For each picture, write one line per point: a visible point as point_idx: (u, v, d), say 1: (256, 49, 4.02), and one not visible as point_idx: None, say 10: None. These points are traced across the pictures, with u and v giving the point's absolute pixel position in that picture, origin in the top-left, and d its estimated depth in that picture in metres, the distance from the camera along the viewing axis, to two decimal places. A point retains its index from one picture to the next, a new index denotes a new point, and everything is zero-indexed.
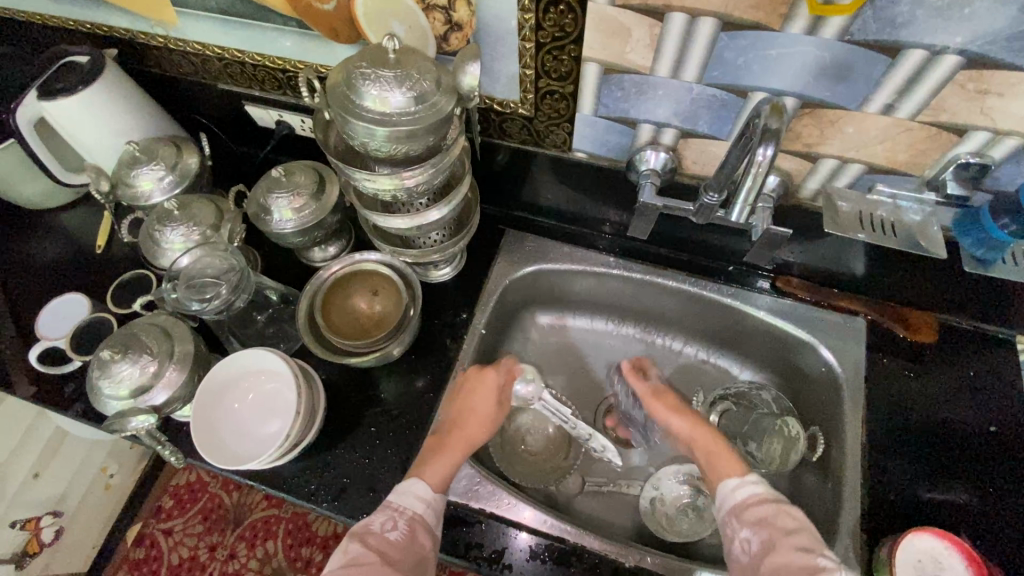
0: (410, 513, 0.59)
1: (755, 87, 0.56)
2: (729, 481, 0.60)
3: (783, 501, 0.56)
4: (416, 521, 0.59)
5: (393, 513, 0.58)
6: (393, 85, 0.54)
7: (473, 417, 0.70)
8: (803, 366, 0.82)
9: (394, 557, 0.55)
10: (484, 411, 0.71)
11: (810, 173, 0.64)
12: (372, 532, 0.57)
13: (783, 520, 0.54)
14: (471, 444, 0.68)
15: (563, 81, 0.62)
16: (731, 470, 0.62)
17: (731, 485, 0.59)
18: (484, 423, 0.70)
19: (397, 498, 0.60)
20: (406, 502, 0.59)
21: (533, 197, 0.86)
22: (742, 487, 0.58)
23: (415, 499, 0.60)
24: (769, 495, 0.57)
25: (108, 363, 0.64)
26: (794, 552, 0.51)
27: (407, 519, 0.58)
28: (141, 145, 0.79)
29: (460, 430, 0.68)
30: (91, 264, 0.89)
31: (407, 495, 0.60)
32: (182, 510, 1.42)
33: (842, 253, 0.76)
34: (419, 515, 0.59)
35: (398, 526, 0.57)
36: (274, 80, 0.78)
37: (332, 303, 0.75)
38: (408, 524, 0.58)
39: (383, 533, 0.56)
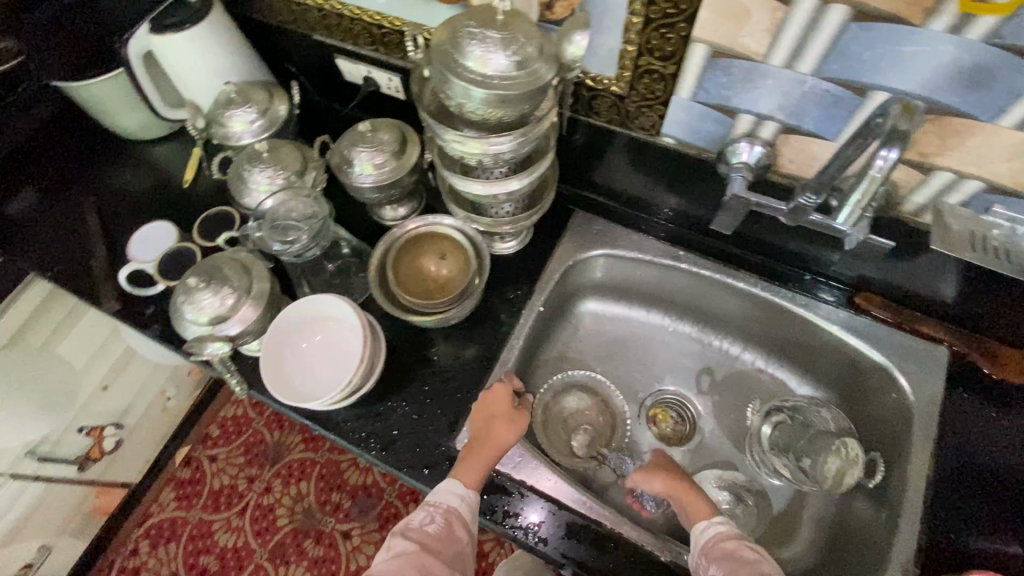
0: (446, 507, 0.62)
1: (876, 85, 0.53)
2: (698, 523, 0.64)
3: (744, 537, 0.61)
4: (453, 516, 0.62)
5: (430, 508, 0.63)
6: (498, 47, 0.53)
7: (496, 422, 0.69)
8: (872, 391, 0.78)
9: (434, 547, 0.60)
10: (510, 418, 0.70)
11: (919, 185, 0.60)
12: (412, 526, 0.62)
13: (745, 552, 0.59)
14: (496, 448, 0.67)
15: (665, 61, 0.60)
16: (699, 510, 0.65)
17: (700, 526, 0.63)
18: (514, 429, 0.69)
19: (434, 496, 0.64)
20: (442, 497, 0.63)
21: (608, 181, 0.84)
22: (706, 528, 0.63)
23: (450, 494, 0.63)
24: (733, 532, 0.62)
25: (193, 290, 0.67)
26: None
27: (443, 512, 0.62)
28: (237, 87, 0.82)
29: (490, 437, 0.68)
30: (179, 197, 0.94)
31: (441, 492, 0.64)
32: (227, 440, 1.51)
33: (934, 275, 0.72)
34: (454, 508, 0.62)
35: (435, 519, 0.62)
36: (369, 36, 0.79)
37: (402, 261, 0.77)
38: (444, 517, 0.62)
39: (422, 526, 0.61)
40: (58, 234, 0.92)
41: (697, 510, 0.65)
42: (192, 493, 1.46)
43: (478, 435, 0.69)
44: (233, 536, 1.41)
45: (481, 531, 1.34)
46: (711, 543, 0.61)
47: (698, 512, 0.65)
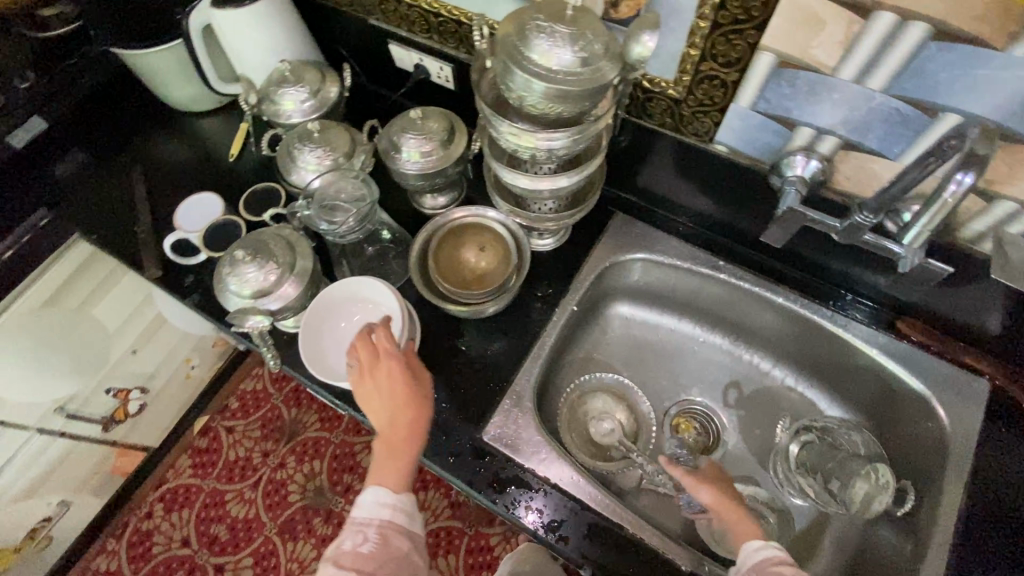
0: (379, 523, 0.59)
1: (948, 107, 0.52)
2: (749, 542, 0.59)
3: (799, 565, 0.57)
4: (389, 529, 0.59)
5: (360, 527, 0.59)
6: (566, 42, 0.53)
7: (394, 407, 0.62)
8: (907, 419, 0.77)
9: (370, 567, 0.56)
10: (407, 397, 0.62)
11: (979, 213, 0.59)
12: (344, 549, 0.58)
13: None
14: (409, 440, 0.62)
15: (728, 67, 0.59)
16: (750, 532, 0.61)
17: (752, 545, 0.59)
18: (416, 403, 0.63)
19: (364, 512, 0.60)
20: (372, 513, 0.60)
21: (652, 185, 0.84)
22: (761, 548, 0.58)
23: (378, 508, 0.60)
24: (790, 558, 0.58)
25: (239, 263, 0.69)
26: None
27: (376, 528, 0.59)
28: (291, 66, 0.83)
29: (399, 426, 0.62)
30: (223, 170, 0.95)
31: (369, 508, 0.60)
32: (245, 413, 1.53)
33: (982, 305, 0.70)
34: (387, 520, 0.60)
35: (368, 538, 0.58)
36: (425, 24, 0.79)
37: (444, 250, 0.78)
38: (379, 533, 0.59)
39: (355, 548, 0.58)
40: (105, 198, 0.94)
41: (746, 532, 0.61)
42: (208, 463, 1.48)
43: (387, 429, 0.62)
44: (245, 507, 1.43)
45: (489, 525, 1.34)
46: (765, 566, 0.57)
47: (748, 534, 0.61)
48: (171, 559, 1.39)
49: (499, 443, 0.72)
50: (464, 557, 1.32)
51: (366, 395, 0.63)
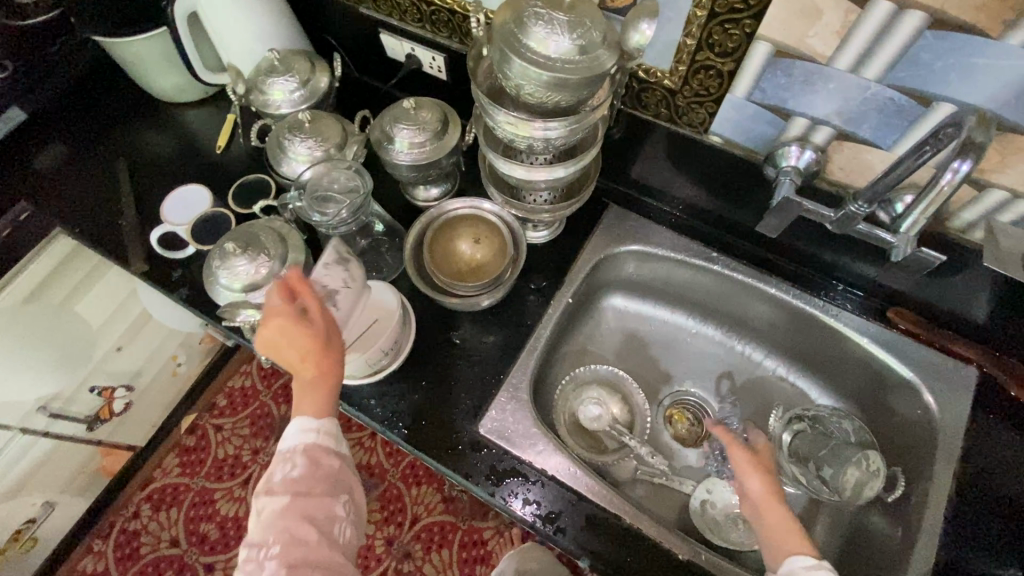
0: (304, 448, 0.55)
1: (942, 96, 0.53)
2: (796, 555, 0.52)
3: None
4: (315, 451, 0.55)
5: (287, 455, 0.55)
6: (563, 30, 0.53)
7: (300, 347, 0.55)
8: (895, 407, 0.78)
9: (305, 490, 0.53)
10: (319, 323, 0.56)
11: (971, 202, 0.59)
12: (274, 481, 0.54)
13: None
14: (328, 370, 0.56)
15: (725, 57, 0.59)
16: (794, 543, 0.53)
17: (802, 563, 0.52)
18: (329, 330, 0.56)
19: (286, 443, 0.55)
20: (295, 441, 0.55)
21: (646, 176, 0.83)
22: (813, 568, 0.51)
23: (301, 434, 0.55)
24: None
25: (229, 256, 0.67)
26: None
27: (303, 453, 0.55)
28: (280, 55, 0.82)
29: (308, 362, 0.55)
30: (210, 162, 0.93)
31: (292, 438, 0.55)
32: (233, 410, 1.51)
33: (968, 294, 0.72)
34: (315, 445, 0.55)
35: (296, 462, 0.54)
36: (417, 13, 0.78)
37: (438, 241, 0.76)
38: (305, 456, 0.54)
39: (285, 476, 0.54)
40: (88, 192, 0.92)
41: (794, 543, 0.53)
42: (197, 461, 1.46)
43: (298, 364, 0.55)
44: (235, 506, 1.41)
45: (482, 519, 1.34)
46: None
47: (792, 543, 0.53)
48: (160, 559, 1.37)
49: (496, 436, 0.72)
50: (457, 551, 1.32)
51: (266, 338, 0.55)
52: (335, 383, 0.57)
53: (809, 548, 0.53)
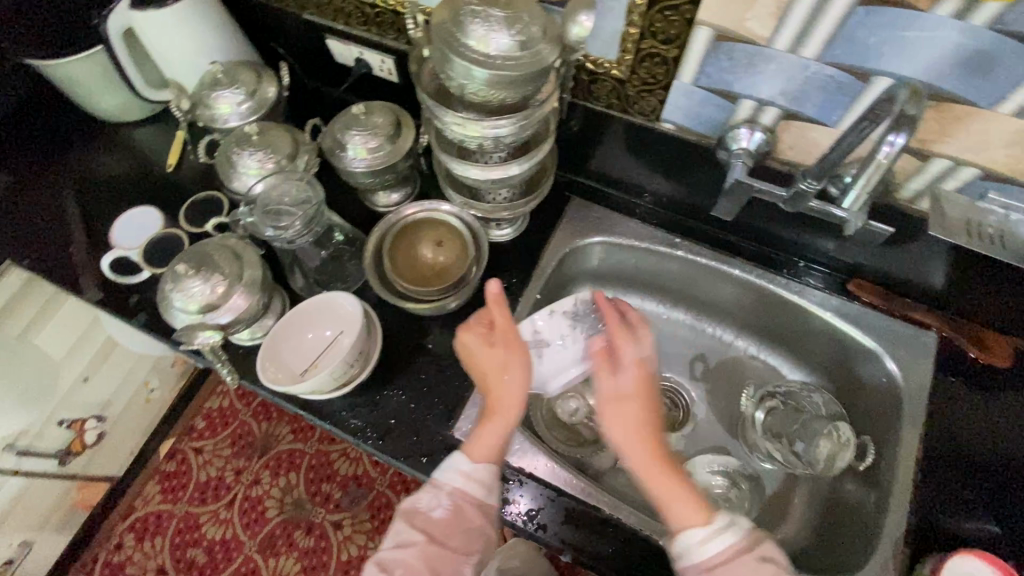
0: (451, 489, 0.60)
1: (880, 71, 0.53)
2: (691, 531, 0.54)
3: (755, 545, 0.53)
4: (460, 498, 0.60)
5: (436, 489, 0.61)
6: (501, 26, 0.52)
7: (484, 373, 0.65)
8: (862, 377, 0.79)
9: (439, 535, 0.58)
10: (509, 360, 0.64)
11: (916, 172, 0.60)
12: (419, 511, 0.60)
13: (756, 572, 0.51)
14: (507, 412, 0.63)
15: (668, 44, 0.60)
16: (681, 512, 0.55)
17: (697, 537, 0.53)
18: (511, 379, 0.64)
19: (439, 476, 0.62)
20: (447, 477, 0.61)
21: (605, 167, 0.83)
22: (711, 539, 0.53)
23: (456, 475, 0.61)
24: (740, 544, 0.53)
25: (182, 278, 0.66)
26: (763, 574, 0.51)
27: (447, 494, 0.60)
28: (224, 68, 0.79)
29: (494, 394, 0.64)
30: (161, 181, 0.90)
31: (449, 473, 0.61)
32: (213, 432, 1.47)
33: (923, 261, 0.73)
34: (459, 488, 0.60)
35: (442, 503, 0.60)
36: (361, 15, 0.77)
37: (399, 247, 0.76)
38: (451, 501, 0.59)
39: (428, 512, 0.59)
40: (34, 220, 0.88)
41: (687, 516, 0.55)
42: (178, 486, 1.43)
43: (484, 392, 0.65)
44: (221, 529, 1.38)
45: None
46: (716, 564, 0.52)
47: (683, 517, 0.55)
48: None
49: None
50: None
51: (486, 358, 0.65)
52: (501, 434, 0.63)
53: (699, 517, 0.55)
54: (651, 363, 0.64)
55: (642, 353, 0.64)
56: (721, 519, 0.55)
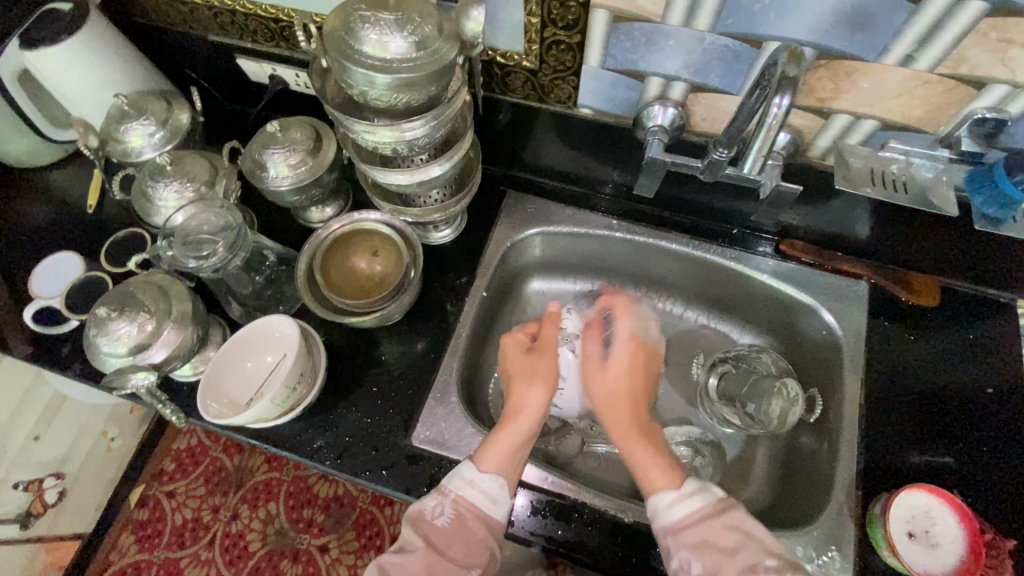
0: (454, 498, 0.60)
1: (769, 36, 0.55)
2: (663, 493, 0.57)
3: (722, 512, 0.55)
4: (464, 507, 0.59)
5: (441, 497, 0.60)
6: (394, 29, 0.52)
7: (514, 371, 0.70)
8: (804, 331, 0.82)
9: (440, 544, 0.57)
10: (538, 368, 0.69)
11: (822, 129, 0.62)
12: (424, 517, 0.59)
13: (721, 538, 0.53)
14: (520, 413, 0.66)
15: (570, 30, 0.60)
16: (658, 477, 0.59)
17: (667, 499, 0.56)
18: (535, 388, 0.67)
19: (446, 483, 0.61)
20: (453, 484, 0.61)
21: (536, 157, 0.84)
22: (676, 503, 0.56)
23: (462, 482, 0.60)
24: (707, 509, 0.55)
25: (106, 322, 0.64)
26: (727, 534, 0.53)
27: (452, 503, 0.59)
28: (130, 99, 0.76)
29: (516, 392, 0.68)
30: (81, 223, 0.86)
31: (458, 480, 0.61)
32: (184, 473, 1.43)
33: (848, 214, 0.74)
34: (463, 497, 0.60)
35: (446, 511, 0.59)
36: (265, 31, 0.74)
37: (332, 263, 0.75)
38: (454, 509, 0.59)
39: (432, 519, 0.58)
40: None
41: (659, 478, 0.58)
42: (154, 534, 1.37)
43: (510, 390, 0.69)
44: (203, 570, 1.34)
45: None
46: (685, 525, 0.54)
47: (658, 480, 0.58)
48: None
49: (431, 444, 0.70)
50: None
51: (516, 360, 0.70)
52: (518, 442, 0.64)
53: (669, 480, 0.58)
54: (644, 337, 0.72)
55: (638, 330, 0.72)
56: (691, 488, 0.57)
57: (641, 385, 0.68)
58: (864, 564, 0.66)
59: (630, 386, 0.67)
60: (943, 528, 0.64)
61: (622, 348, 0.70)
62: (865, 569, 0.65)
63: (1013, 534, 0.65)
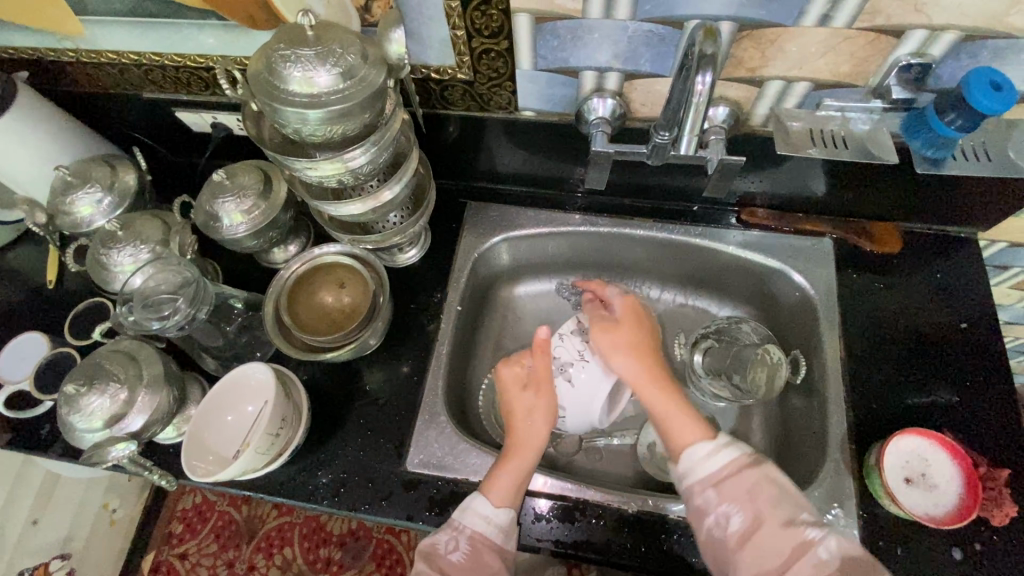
0: (470, 534, 0.59)
1: (689, 16, 0.55)
2: (696, 447, 0.58)
3: (760, 462, 0.57)
4: (479, 540, 0.59)
5: (454, 531, 0.60)
6: (317, 64, 0.51)
7: (519, 410, 0.67)
8: (779, 295, 0.83)
9: None
10: (538, 403, 0.67)
11: (758, 97, 0.63)
12: (438, 552, 0.59)
13: (763, 487, 0.55)
14: (528, 454, 0.65)
15: (496, 37, 0.59)
16: (692, 431, 0.60)
17: (704, 449, 0.58)
18: (533, 420, 0.66)
19: (459, 519, 0.61)
20: (467, 520, 0.60)
21: (490, 165, 0.84)
22: (712, 455, 0.57)
23: (477, 518, 0.60)
24: (743, 459, 0.57)
25: (76, 398, 0.63)
26: (768, 484, 0.55)
27: (467, 538, 0.59)
28: (71, 168, 0.75)
29: (525, 428, 0.66)
30: (43, 301, 0.85)
31: (471, 516, 0.60)
32: (192, 533, 1.41)
33: (802, 175, 0.75)
34: (480, 533, 0.59)
35: (459, 545, 0.59)
36: (199, 80, 0.74)
37: (299, 303, 0.74)
38: (470, 545, 0.59)
39: (447, 554, 0.59)
40: None
41: (691, 432, 0.60)
42: None
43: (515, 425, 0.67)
44: None
45: None
46: (722, 476, 0.56)
47: (692, 435, 0.60)
48: None
49: (426, 467, 0.70)
50: None
51: (515, 401, 0.68)
52: (522, 473, 0.64)
53: (702, 433, 0.59)
54: (635, 295, 0.74)
55: (626, 287, 0.75)
56: (723, 441, 0.59)
57: (651, 338, 0.70)
58: (868, 516, 0.66)
59: (649, 341, 0.69)
60: (939, 469, 0.65)
61: (625, 305, 0.71)
62: (870, 520, 0.66)
63: (1005, 464, 0.66)
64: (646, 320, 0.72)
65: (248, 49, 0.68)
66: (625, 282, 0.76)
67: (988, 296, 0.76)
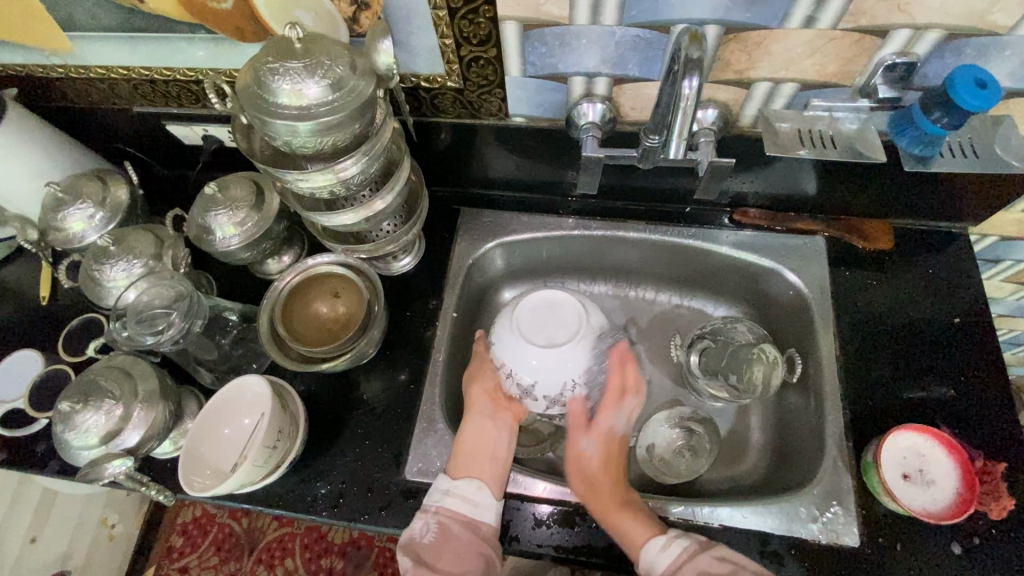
0: (434, 509, 0.63)
1: (674, 20, 0.56)
2: (651, 543, 0.60)
3: (708, 547, 0.59)
4: (445, 517, 0.62)
5: (426, 514, 0.63)
6: (305, 76, 0.51)
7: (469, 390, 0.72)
8: (773, 295, 0.83)
9: (433, 561, 0.59)
10: (479, 371, 0.73)
11: (747, 99, 0.64)
12: (414, 538, 0.61)
13: (713, 568, 0.57)
14: (472, 419, 0.69)
15: (484, 45, 0.60)
16: (639, 529, 0.62)
17: (658, 546, 0.60)
18: (473, 386, 0.72)
19: (428, 502, 0.64)
20: (433, 500, 0.64)
21: (481, 171, 0.84)
22: (662, 549, 0.60)
23: (440, 494, 0.64)
24: (692, 547, 0.60)
25: (71, 415, 0.63)
26: (711, 561, 0.58)
27: (436, 518, 0.62)
28: (63, 185, 0.75)
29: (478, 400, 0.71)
30: (36, 318, 0.84)
31: (435, 495, 0.65)
32: (193, 546, 1.40)
33: (792, 175, 0.75)
34: (446, 510, 0.63)
35: (431, 528, 0.61)
36: (189, 94, 0.74)
37: (294, 313, 0.74)
38: (438, 522, 0.62)
39: (420, 537, 0.61)
40: None
41: (640, 532, 0.62)
42: None
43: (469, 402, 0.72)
44: None
45: None
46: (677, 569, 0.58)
47: (642, 534, 0.62)
48: None
49: (425, 475, 0.69)
50: None
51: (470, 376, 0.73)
52: (476, 439, 0.68)
53: (651, 531, 0.62)
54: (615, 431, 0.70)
55: (615, 424, 0.70)
56: (670, 534, 0.61)
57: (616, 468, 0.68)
58: (867, 512, 0.66)
59: (615, 469, 0.68)
60: (936, 464, 0.65)
61: (605, 441, 0.69)
62: (868, 517, 0.66)
63: (1002, 458, 0.66)
64: (617, 450, 0.69)
65: (237, 61, 0.68)
66: (622, 414, 0.70)
67: (979, 291, 0.76)
